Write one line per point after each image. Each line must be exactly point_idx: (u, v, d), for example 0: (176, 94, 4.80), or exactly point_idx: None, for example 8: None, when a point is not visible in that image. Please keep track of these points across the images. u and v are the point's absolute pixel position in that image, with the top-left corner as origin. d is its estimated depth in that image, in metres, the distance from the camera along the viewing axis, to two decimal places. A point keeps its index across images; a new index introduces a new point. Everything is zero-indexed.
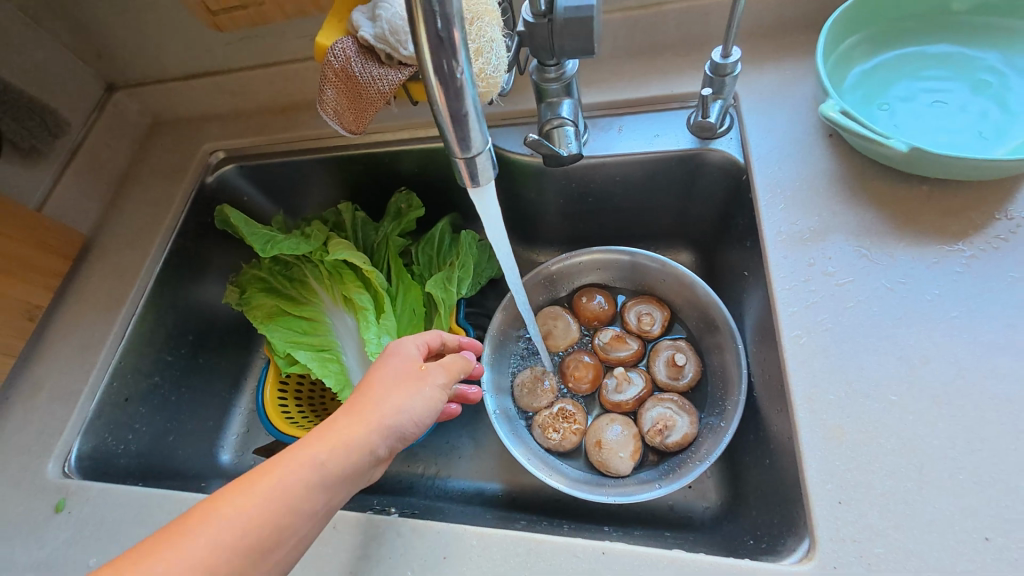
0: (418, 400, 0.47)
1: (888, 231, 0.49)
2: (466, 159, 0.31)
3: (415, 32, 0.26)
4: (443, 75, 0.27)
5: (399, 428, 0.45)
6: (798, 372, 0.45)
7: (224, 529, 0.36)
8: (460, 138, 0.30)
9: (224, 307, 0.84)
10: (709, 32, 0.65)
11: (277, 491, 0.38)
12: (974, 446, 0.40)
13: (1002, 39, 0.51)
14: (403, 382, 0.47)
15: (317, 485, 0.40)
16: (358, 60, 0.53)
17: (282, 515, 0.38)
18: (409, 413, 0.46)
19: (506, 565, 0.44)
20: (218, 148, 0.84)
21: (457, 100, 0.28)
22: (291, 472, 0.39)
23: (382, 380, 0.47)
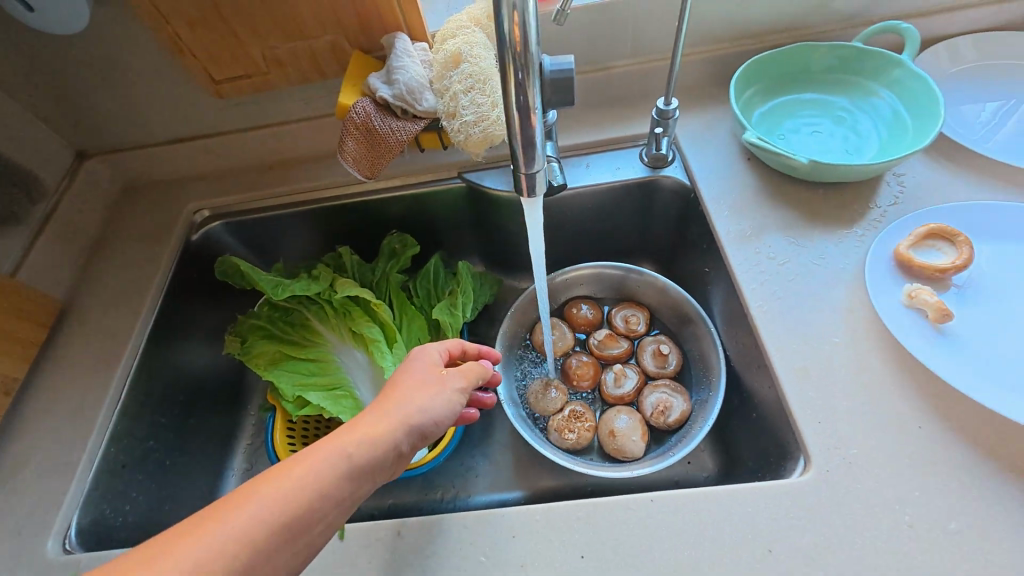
0: (439, 400, 0.50)
1: (805, 223, 0.66)
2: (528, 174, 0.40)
3: (503, 81, 0.36)
4: (520, 108, 0.37)
5: (420, 425, 0.48)
6: (766, 332, 0.58)
7: (247, 523, 0.37)
8: (526, 158, 0.40)
9: (214, 363, 0.83)
10: (648, 88, 0.82)
11: (302, 488, 0.40)
12: (898, 364, 0.54)
13: (847, 88, 0.72)
14: (426, 384, 0.51)
15: (342, 477, 0.42)
16: (377, 116, 0.61)
17: (313, 499, 0.40)
18: (430, 412, 0.49)
19: (571, 529, 0.49)
20: (204, 207, 0.86)
21: (527, 127, 0.38)
22: (319, 465, 0.41)
23: (408, 382, 0.51)
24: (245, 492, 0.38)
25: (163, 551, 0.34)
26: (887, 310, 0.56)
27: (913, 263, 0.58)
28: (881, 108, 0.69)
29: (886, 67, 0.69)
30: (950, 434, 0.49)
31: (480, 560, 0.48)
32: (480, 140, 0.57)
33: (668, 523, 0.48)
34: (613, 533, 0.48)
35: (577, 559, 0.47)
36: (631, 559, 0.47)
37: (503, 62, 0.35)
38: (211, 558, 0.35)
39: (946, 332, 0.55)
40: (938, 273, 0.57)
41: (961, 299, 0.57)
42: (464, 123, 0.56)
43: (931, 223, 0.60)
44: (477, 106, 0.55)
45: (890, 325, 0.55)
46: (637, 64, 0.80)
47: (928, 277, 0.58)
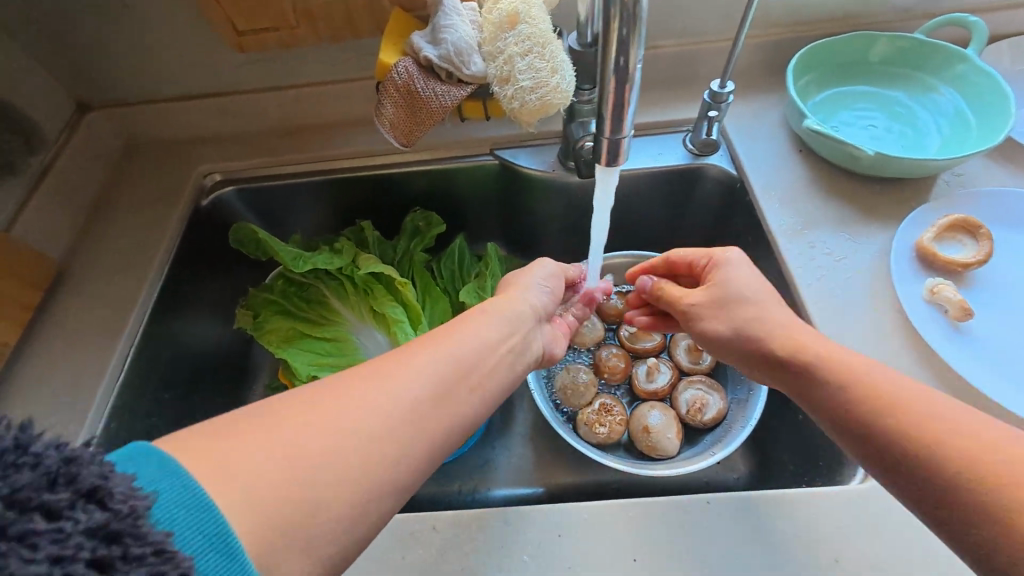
0: (531, 293, 0.54)
1: (862, 218, 0.63)
2: (615, 139, 0.38)
3: (605, 37, 0.34)
4: (619, 68, 0.34)
5: (523, 312, 0.51)
6: (825, 331, 0.55)
7: (344, 413, 0.35)
8: (614, 122, 0.37)
9: (219, 338, 0.77)
10: (693, 71, 0.78)
11: (395, 388, 0.37)
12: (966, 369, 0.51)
13: (905, 81, 0.69)
14: (515, 286, 0.55)
15: (460, 359, 0.42)
16: (420, 78, 0.57)
17: (433, 383, 0.39)
18: (528, 304, 0.52)
19: (623, 530, 0.46)
20: (215, 170, 0.80)
21: (623, 90, 0.36)
22: (434, 349, 0.42)
23: (501, 289, 0.55)
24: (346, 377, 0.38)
25: (275, 424, 0.33)
26: (909, 307, 0.55)
27: (937, 256, 0.56)
28: (942, 103, 0.67)
29: (949, 62, 0.66)
30: None
31: (525, 560, 0.45)
32: (536, 109, 0.53)
33: (723, 528, 0.45)
34: (667, 535, 0.45)
35: (630, 562, 0.44)
36: (688, 563, 0.44)
37: (609, 15, 0.33)
38: (334, 438, 0.34)
39: (965, 331, 0.54)
40: (960, 267, 0.56)
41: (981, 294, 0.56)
42: (520, 89, 0.52)
43: (955, 215, 0.58)
44: (535, 70, 0.51)
45: (912, 321, 0.54)
46: (685, 45, 0.76)
47: (950, 271, 0.57)
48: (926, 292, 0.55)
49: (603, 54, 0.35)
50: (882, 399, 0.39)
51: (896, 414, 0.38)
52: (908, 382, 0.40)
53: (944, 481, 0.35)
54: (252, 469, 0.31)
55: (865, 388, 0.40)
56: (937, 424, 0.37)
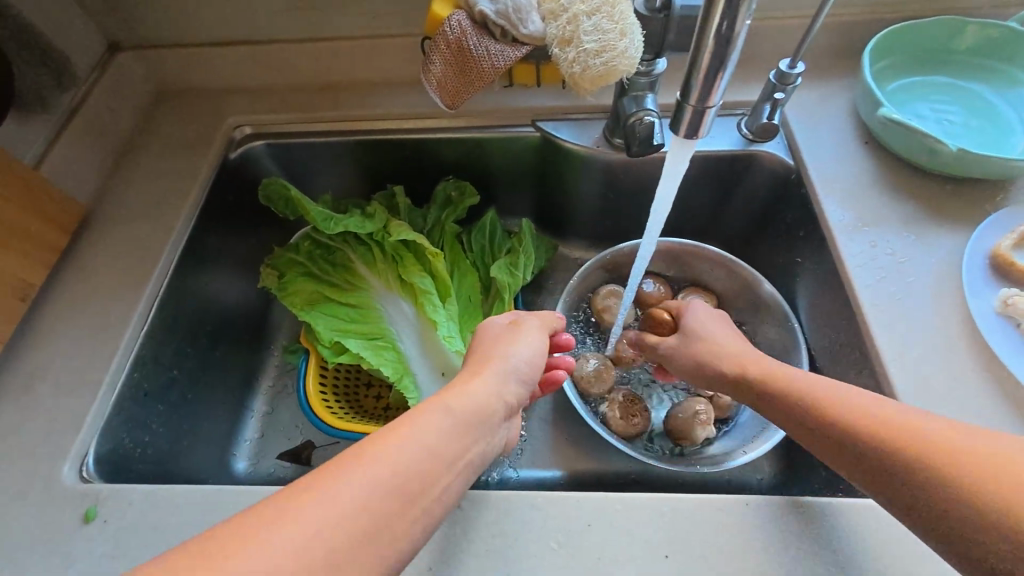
0: (525, 345, 0.50)
1: (930, 220, 0.58)
2: (701, 108, 0.34)
3: None
4: (721, 35, 0.30)
5: (519, 368, 0.48)
6: (884, 336, 0.52)
7: (378, 470, 0.33)
8: (703, 90, 0.33)
9: (240, 296, 0.76)
10: (754, 51, 0.73)
11: (414, 436, 0.36)
12: None
13: (988, 75, 0.64)
14: (505, 336, 0.51)
15: (451, 431, 0.38)
16: (473, 34, 0.53)
17: (425, 464, 0.35)
18: (522, 358, 0.49)
19: (656, 526, 0.44)
20: (245, 123, 0.77)
21: (721, 54, 0.31)
22: (421, 422, 0.37)
23: (489, 339, 0.51)
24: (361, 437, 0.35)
25: (255, 523, 0.30)
26: (977, 317, 0.51)
27: (1015, 265, 0.52)
28: None
29: None
30: None
31: (552, 548, 0.43)
32: (599, 76, 0.48)
33: (760, 533, 0.43)
34: (702, 536, 0.43)
35: (662, 559, 0.43)
36: (723, 568, 0.42)
37: None
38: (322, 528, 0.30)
39: None
40: None
41: None
42: (582, 52, 0.47)
43: None
44: (601, 32, 0.47)
45: (981, 333, 0.51)
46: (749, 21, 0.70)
47: None
48: (999, 302, 0.52)
49: (703, 15, 0.31)
50: (876, 428, 0.39)
51: (868, 438, 0.39)
52: (896, 414, 0.39)
53: (931, 500, 0.35)
54: (305, 533, 0.30)
55: (852, 414, 0.41)
56: (953, 445, 0.36)
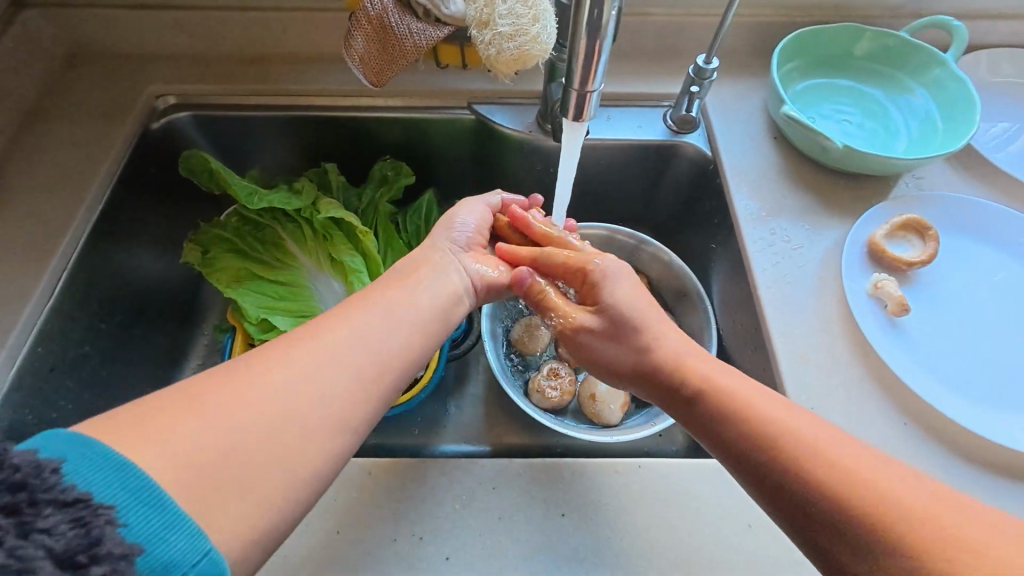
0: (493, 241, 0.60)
1: (823, 211, 0.64)
2: (583, 92, 0.37)
3: None
4: (592, 19, 0.33)
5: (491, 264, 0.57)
6: (772, 315, 0.57)
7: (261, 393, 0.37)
8: (584, 73, 0.37)
9: (163, 273, 0.73)
10: (682, 46, 0.76)
11: (298, 368, 0.39)
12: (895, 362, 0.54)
13: (883, 81, 0.70)
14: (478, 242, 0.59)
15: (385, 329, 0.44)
16: (395, 12, 0.53)
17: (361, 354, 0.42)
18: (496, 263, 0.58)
19: (554, 487, 0.47)
20: (168, 92, 0.74)
21: (593, 42, 0.35)
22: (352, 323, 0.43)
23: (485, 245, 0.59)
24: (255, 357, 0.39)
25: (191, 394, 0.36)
26: (852, 299, 0.57)
27: (885, 253, 0.58)
28: (916, 105, 0.67)
29: (927, 65, 0.67)
30: (928, 432, 0.51)
31: (456, 509, 0.46)
32: (513, 59, 0.50)
33: (649, 492, 0.47)
34: (596, 494, 0.47)
35: (557, 517, 0.46)
36: (613, 522, 0.46)
37: None
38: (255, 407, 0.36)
39: (899, 325, 0.56)
40: (905, 265, 0.58)
41: (920, 292, 0.59)
42: (497, 35, 0.49)
43: (908, 215, 0.61)
44: (515, 17, 0.48)
45: (853, 313, 0.56)
46: (677, 16, 0.74)
47: (894, 268, 0.59)
48: (869, 285, 0.58)
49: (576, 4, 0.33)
50: (838, 470, 0.37)
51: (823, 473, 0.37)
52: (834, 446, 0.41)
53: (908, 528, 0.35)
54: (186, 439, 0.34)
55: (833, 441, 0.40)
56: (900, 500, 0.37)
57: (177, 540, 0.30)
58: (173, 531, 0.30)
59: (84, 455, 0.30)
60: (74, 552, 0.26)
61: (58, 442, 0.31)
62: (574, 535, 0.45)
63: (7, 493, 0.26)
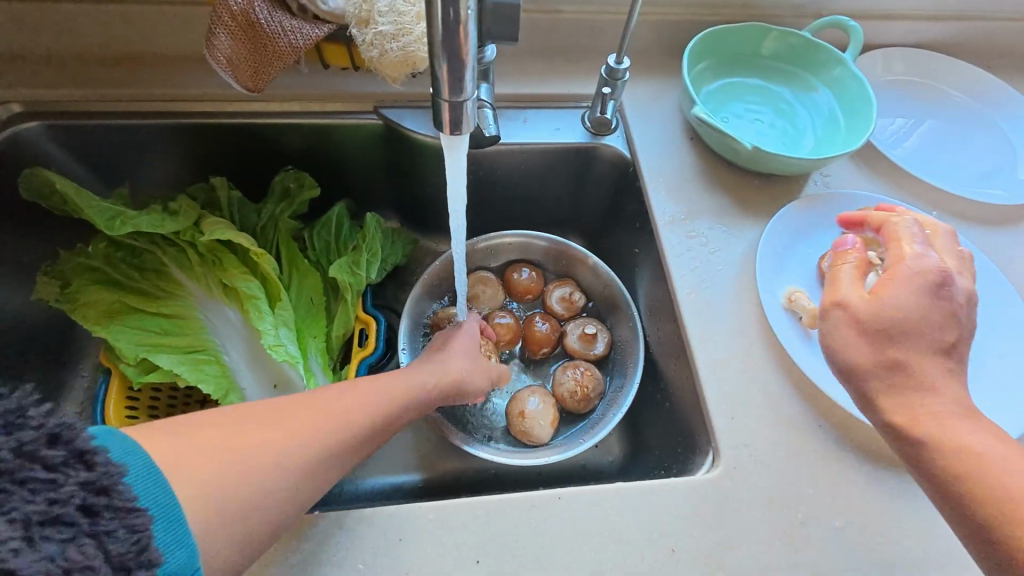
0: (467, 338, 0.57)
1: (739, 212, 0.64)
2: (456, 102, 0.32)
3: None
4: (448, 20, 0.28)
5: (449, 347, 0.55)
6: (692, 323, 0.56)
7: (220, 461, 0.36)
8: (453, 81, 0.32)
9: (18, 311, 0.63)
10: (598, 45, 0.74)
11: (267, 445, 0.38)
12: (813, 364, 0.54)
13: (791, 79, 0.70)
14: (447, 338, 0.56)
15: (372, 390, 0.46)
16: (262, 6, 0.47)
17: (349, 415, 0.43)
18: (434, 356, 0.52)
19: (469, 530, 0.43)
20: (12, 99, 0.63)
21: (456, 40, 0.30)
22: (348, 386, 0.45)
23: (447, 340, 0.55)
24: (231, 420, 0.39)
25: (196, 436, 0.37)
26: (771, 310, 0.56)
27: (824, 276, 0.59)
28: (821, 103, 0.68)
29: (829, 64, 0.68)
30: (844, 433, 0.51)
31: (358, 569, 0.41)
32: (399, 61, 0.45)
33: (571, 526, 0.44)
34: (514, 534, 0.43)
35: (471, 563, 0.42)
36: (531, 563, 0.42)
37: None
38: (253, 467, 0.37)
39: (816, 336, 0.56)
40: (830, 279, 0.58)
41: None
42: (378, 35, 0.44)
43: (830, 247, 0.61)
44: (396, 14, 0.43)
45: (771, 322, 0.56)
46: (589, 14, 0.71)
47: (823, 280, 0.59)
48: (780, 281, 0.59)
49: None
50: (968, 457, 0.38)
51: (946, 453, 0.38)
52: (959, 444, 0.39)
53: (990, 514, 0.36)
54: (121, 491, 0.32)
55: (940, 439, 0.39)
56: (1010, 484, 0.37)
57: (161, 536, 0.31)
58: (167, 526, 0.32)
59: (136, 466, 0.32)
60: (125, 559, 0.29)
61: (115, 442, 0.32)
62: None
63: (89, 495, 0.30)
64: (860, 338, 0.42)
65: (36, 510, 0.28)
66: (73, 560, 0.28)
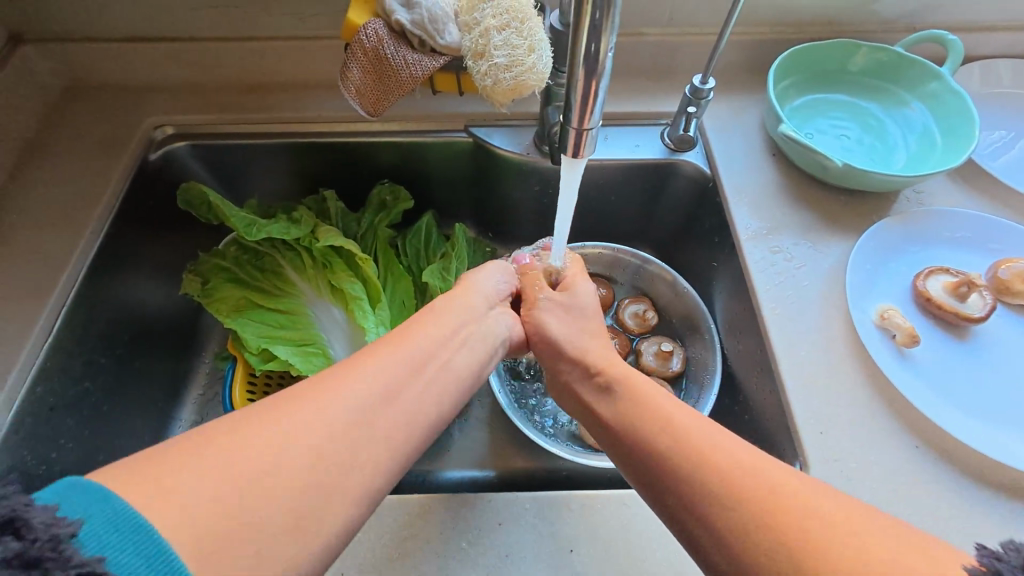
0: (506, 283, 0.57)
1: (825, 227, 0.64)
2: (582, 130, 0.37)
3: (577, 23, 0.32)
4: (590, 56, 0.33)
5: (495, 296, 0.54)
6: (778, 338, 0.57)
7: (266, 458, 0.31)
8: (582, 111, 0.36)
9: (162, 303, 0.73)
10: (677, 65, 0.76)
11: (305, 420, 0.33)
12: (907, 384, 0.53)
13: (880, 95, 0.69)
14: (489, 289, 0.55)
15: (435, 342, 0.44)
16: (390, 42, 0.53)
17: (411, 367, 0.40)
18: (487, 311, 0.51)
19: (563, 520, 0.46)
20: (166, 123, 0.74)
21: (591, 79, 0.34)
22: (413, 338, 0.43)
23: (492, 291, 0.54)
24: (241, 419, 0.33)
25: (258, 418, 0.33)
26: (862, 328, 0.56)
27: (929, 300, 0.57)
28: (914, 119, 0.67)
29: (923, 79, 0.67)
30: (942, 456, 0.50)
31: (463, 547, 0.45)
32: (510, 89, 0.50)
33: (659, 525, 0.46)
34: (605, 528, 0.46)
35: (566, 552, 0.45)
36: (621, 557, 0.45)
37: (581, 4, 0.32)
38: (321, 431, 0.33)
39: (910, 356, 0.55)
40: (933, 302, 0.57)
41: (943, 329, 0.57)
42: (493, 65, 0.49)
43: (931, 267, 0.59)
44: (511, 48, 0.48)
45: (862, 339, 0.55)
46: (671, 35, 0.74)
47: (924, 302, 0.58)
48: (867, 296, 0.58)
49: (572, 44, 0.34)
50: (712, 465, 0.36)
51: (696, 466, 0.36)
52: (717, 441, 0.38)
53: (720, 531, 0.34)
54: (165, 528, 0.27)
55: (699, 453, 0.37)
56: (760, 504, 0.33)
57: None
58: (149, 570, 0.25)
59: (102, 515, 0.26)
60: None
61: (75, 495, 0.27)
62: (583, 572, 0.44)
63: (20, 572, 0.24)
64: None
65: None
66: None
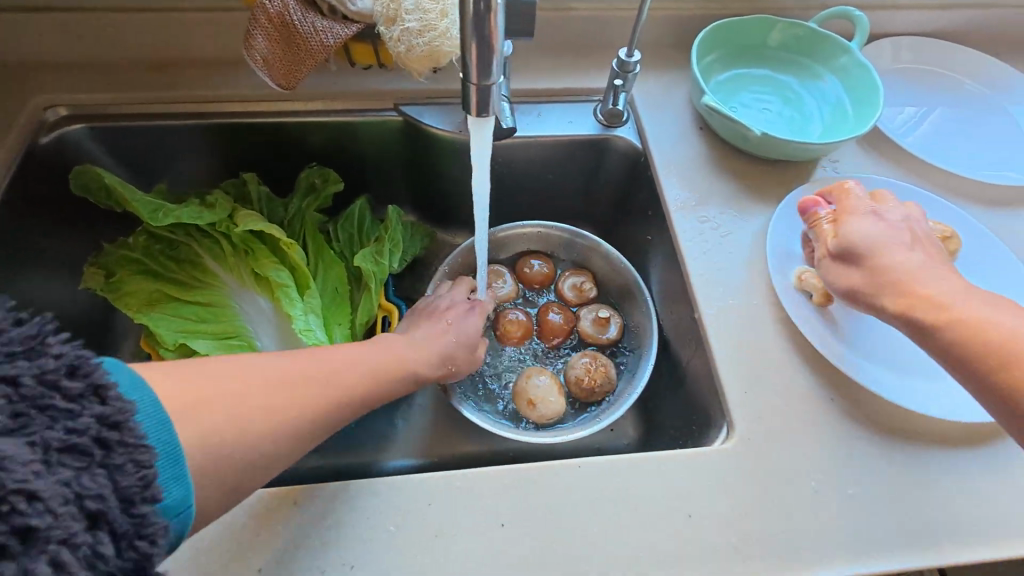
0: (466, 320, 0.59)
1: (748, 198, 0.65)
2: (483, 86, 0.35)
3: None
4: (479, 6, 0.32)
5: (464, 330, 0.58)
6: (705, 304, 0.58)
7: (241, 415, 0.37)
8: (480, 67, 0.35)
9: (63, 301, 0.67)
10: (608, 41, 0.76)
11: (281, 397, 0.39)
12: (827, 342, 0.55)
13: (798, 70, 0.72)
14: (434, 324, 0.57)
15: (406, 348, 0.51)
16: (296, 9, 0.50)
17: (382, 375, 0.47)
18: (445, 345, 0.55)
19: (495, 496, 0.46)
20: (58, 102, 0.68)
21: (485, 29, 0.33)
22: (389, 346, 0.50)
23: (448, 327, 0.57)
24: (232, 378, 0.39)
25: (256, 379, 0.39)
26: (782, 292, 0.58)
27: None
28: (828, 92, 0.70)
29: (835, 53, 0.70)
30: (854, 407, 0.53)
31: (389, 531, 0.44)
32: (425, 56, 0.48)
33: (591, 492, 0.46)
34: (537, 501, 0.46)
35: (497, 526, 0.45)
36: (552, 527, 0.45)
37: None
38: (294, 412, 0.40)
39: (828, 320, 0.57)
40: None
41: None
42: (405, 31, 0.47)
43: None
44: (422, 12, 0.46)
45: (783, 303, 0.57)
46: (600, 11, 0.74)
47: None
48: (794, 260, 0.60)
49: None
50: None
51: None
52: (1020, 342, 0.41)
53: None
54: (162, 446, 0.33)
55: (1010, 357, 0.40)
56: None
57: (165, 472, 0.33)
58: (170, 465, 0.33)
59: (150, 404, 0.33)
60: (130, 492, 0.31)
61: (128, 378, 0.33)
62: (514, 544, 0.44)
63: (103, 428, 0.31)
64: (849, 271, 0.50)
65: (57, 437, 0.30)
66: (85, 486, 0.30)
